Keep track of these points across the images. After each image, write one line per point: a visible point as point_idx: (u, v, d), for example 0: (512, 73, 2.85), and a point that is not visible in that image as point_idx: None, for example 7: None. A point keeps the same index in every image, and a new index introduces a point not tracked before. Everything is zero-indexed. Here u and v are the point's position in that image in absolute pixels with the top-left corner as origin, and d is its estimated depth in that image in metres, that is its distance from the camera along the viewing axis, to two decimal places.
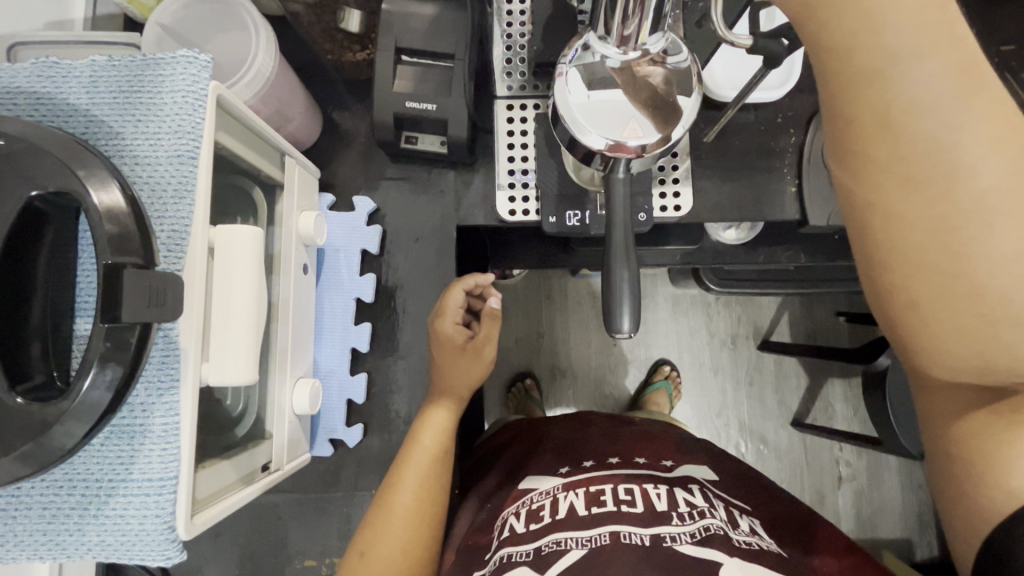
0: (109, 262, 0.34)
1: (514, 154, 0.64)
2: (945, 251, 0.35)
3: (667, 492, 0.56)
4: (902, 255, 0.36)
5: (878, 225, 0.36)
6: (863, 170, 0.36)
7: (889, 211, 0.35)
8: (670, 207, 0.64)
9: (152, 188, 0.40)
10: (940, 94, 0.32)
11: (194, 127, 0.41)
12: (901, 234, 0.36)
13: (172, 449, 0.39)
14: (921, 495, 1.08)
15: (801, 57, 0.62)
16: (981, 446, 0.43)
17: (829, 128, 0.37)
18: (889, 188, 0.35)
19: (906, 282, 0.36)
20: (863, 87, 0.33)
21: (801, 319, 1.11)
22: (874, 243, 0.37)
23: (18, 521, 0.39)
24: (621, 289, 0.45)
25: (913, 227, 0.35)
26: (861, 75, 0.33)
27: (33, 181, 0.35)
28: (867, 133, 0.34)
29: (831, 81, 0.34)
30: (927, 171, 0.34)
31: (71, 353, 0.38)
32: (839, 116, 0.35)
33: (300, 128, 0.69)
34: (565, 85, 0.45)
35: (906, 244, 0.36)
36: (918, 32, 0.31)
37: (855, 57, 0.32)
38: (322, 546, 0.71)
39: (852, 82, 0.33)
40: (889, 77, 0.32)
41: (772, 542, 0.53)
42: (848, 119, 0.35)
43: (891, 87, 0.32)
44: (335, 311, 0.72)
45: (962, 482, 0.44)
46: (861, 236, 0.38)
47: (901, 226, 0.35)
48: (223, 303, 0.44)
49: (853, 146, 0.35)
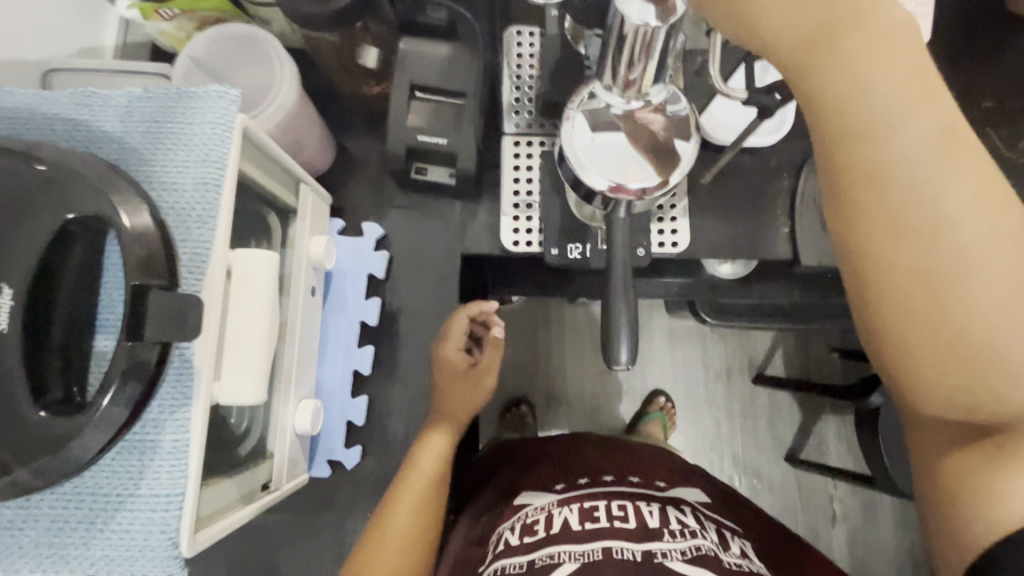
0: (136, 284, 0.36)
1: (519, 187, 0.67)
2: (934, 298, 0.36)
3: (659, 509, 0.56)
4: (891, 301, 0.37)
5: (866, 273, 0.38)
6: (851, 221, 0.37)
7: (883, 260, 0.37)
8: (668, 244, 0.66)
9: (177, 213, 0.43)
10: (924, 152, 0.35)
11: (220, 157, 0.44)
12: (892, 284, 0.37)
13: (180, 465, 0.40)
14: (913, 535, 1.08)
15: (793, 107, 0.65)
16: (970, 489, 0.44)
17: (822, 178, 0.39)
18: (879, 239, 0.36)
19: (900, 328, 0.38)
20: (853, 141, 0.35)
21: (795, 354, 1.13)
22: (865, 289, 0.38)
23: (24, 532, 0.40)
24: (619, 323, 0.47)
25: (902, 275, 0.36)
26: (854, 130, 0.35)
27: (69, 206, 0.37)
28: (858, 185, 0.36)
29: (822, 134, 0.36)
30: (914, 222, 0.35)
31: (90, 370, 0.40)
32: (831, 167, 0.37)
33: (314, 155, 0.72)
34: (571, 128, 0.48)
35: (894, 291, 0.37)
36: (898, 94, 0.34)
37: (846, 114, 0.35)
38: (314, 569, 0.71)
39: (844, 135, 0.35)
40: (876, 131, 0.35)
41: (760, 565, 0.53)
42: (839, 170, 0.37)
43: (879, 143, 0.35)
44: (339, 333, 0.73)
45: (952, 522, 0.45)
46: (851, 282, 0.39)
47: (891, 272, 0.37)
48: (236, 322, 0.45)
49: (843, 199, 0.37)
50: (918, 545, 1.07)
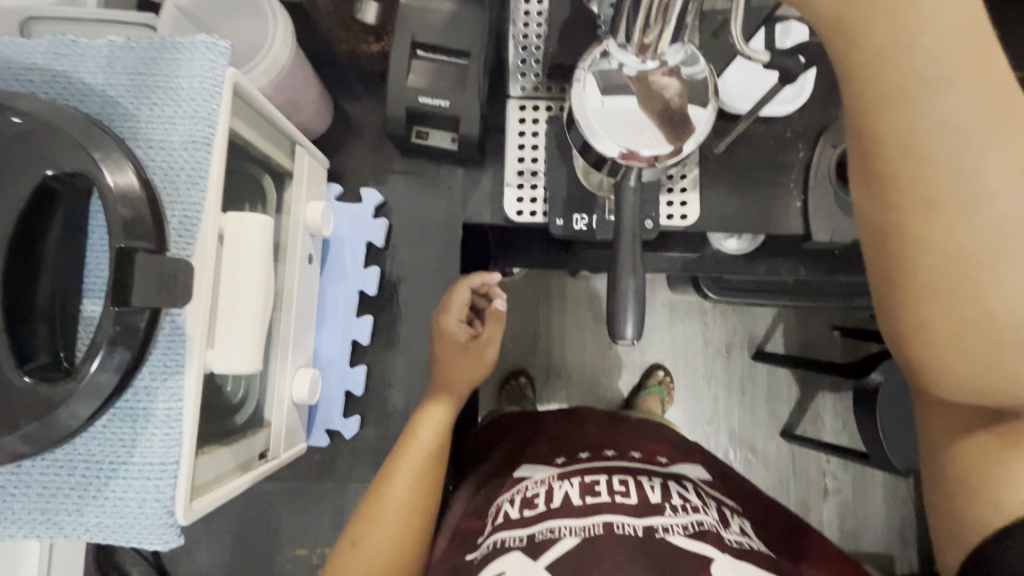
0: (121, 246, 0.34)
1: (523, 154, 0.65)
2: (961, 277, 0.34)
3: (661, 485, 0.56)
4: (916, 280, 0.36)
5: (894, 247, 0.36)
6: (882, 192, 0.35)
7: (911, 237, 0.35)
8: (677, 215, 0.65)
9: (166, 173, 0.41)
10: (968, 121, 0.32)
11: (209, 114, 0.41)
12: (918, 263, 0.35)
13: (173, 434, 0.39)
14: (904, 510, 1.09)
15: (813, 74, 0.62)
16: (978, 472, 0.43)
17: (853, 145, 0.36)
18: (909, 213, 0.35)
19: (919, 309, 0.36)
20: (891, 108, 0.33)
21: (796, 331, 1.12)
22: (891, 266, 0.37)
23: (16, 499, 0.39)
24: (626, 297, 0.45)
25: (931, 252, 0.35)
26: (892, 96, 0.32)
27: (50, 162, 0.34)
28: (891, 156, 0.34)
29: (858, 99, 0.34)
30: (947, 198, 0.33)
31: (78, 336, 0.38)
32: (865, 134, 0.35)
33: (311, 117, 0.69)
34: (582, 90, 0.45)
35: (920, 269, 0.35)
36: (948, 56, 0.31)
37: (887, 77, 0.32)
38: (314, 535, 0.72)
39: (882, 99, 0.33)
40: (916, 99, 0.32)
41: (761, 543, 0.53)
42: (873, 137, 0.34)
43: (919, 111, 0.32)
44: (338, 303, 0.72)
45: (956, 504, 0.44)
46: (877, 258, 0.38)
47: (920, 249, 0.35)
48: (230, 288, 0.44)
49: (875, 167, 0.35)
50: (908, 520, 1.08)
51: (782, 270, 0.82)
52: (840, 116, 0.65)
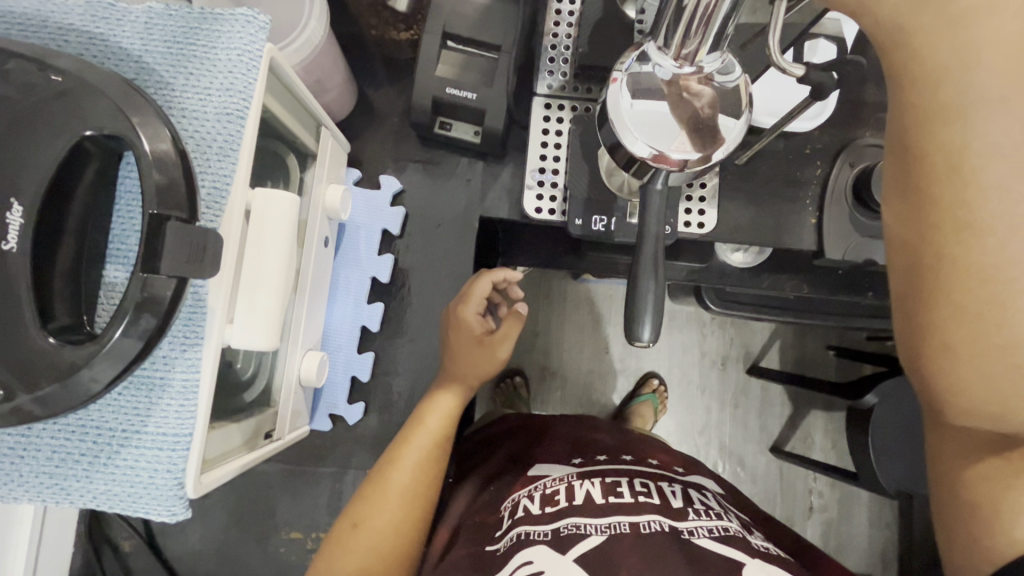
0: (153, 213, 0.34)
1: (546, 152, 0.63)
2: (994, 302, 0.37)
3: (681, 490, 0.57)
4: (948, 300, 0.39)
5: (926, 264, 0.40)
6: (922, 208, 0.39)
7: (947, 252, 0.38)
8: (694, 223, 0.64)
9: (198, 143, 0.40)
10: (1012, 150, 0.36)
11: (245, 88, 0.41)
12: (951, 279, 0.38)
13: (189, 406, 0.39)
14: (885, 532, 1.10)
15: (835, 93, 0.63)
16: (993, 500, 0.43)
17: (896, 160, 0.40)
18: (947, 231, 0.38)
19: (947, 327, 0.39)
20: (941, 122, 0.37)
21: (792, 349, 1.13)
22: (922, 283, 0.40)
23: (24, 462, 0.38)
24: (645, 298, 0.45)
25: (967, 274, 0.38)
26: (944, 111, 0.37)
27: (85, 121, 0.34)
28: (934, 173, 0.38)
29: (909, 113, 0.38)
30: (986, 220, 0.37)
31: (100, 301, 0.39)
32: (911, 148, 0.39)
33: (336, 100, 0.70)
34: (618, 90, 0.45)
35: (951, 289, 0.38)
36: (1004, 83, 0.35)
37: (942, 90, 0.36)
38: (310, 519, 0.73)
39: (931, 115, 0.37)
40: (967, 119, 0.36)
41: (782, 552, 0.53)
42: (919, 153, 0.38)
43: (968, 130, 0.36)
44: (349, 288, 0.72)
45: (967, 533, 0.45)
46: (909, 274, 0.41)
47: (954, 267, 0.38)
48: (254, 263, 0.44)
49: (918, 182, 0.39)
50: (890, 542, 1.09)
51: (786, 286, 0.83)
52: (861, 135, 0.65)
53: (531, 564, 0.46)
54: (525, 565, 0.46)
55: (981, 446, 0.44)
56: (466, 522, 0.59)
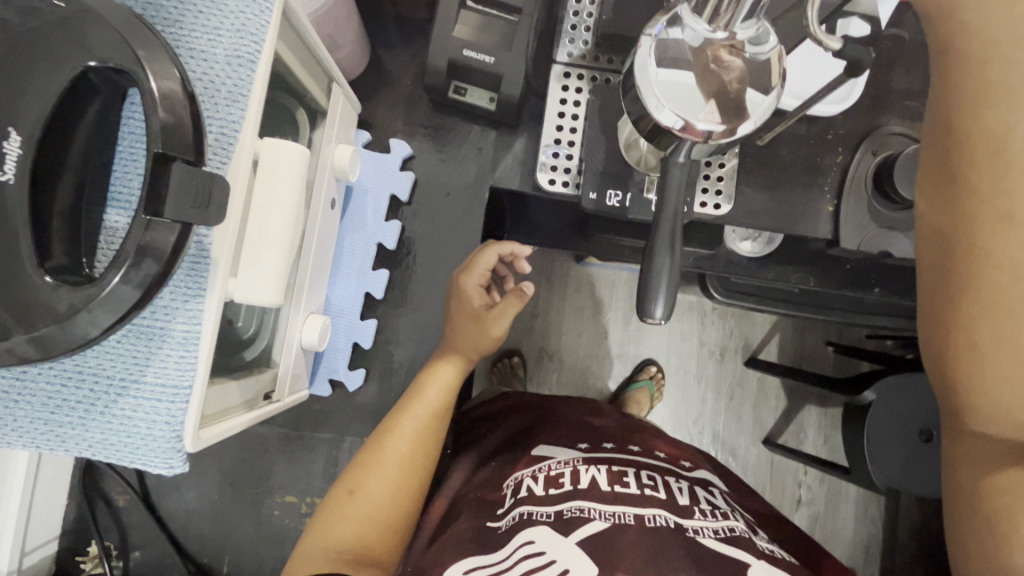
0: (158, 152, 0.32)
1: (562, 123, 0.60)
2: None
3: (688, 488, 0.56)
4: (977, 296, 0.38)
5: (959, 258, 0.39)
6: (958, 196, 0.39)
7: (984, 244, 0.37)
8: (710, 204, 0.59)
9: (206, 85, 0.38)
10: None
11: (257, 30, 0.39)
12: (988, 273, 0.37)
13: (189, 358, 0.38)
14: (871, 529, 1.09)
15: (864, 80, 0.59)
16: (1009, 510, 0.42)
17: (936, 145, 0.40)
18: (984, 222, 0.37)
19: (974, 323, 0.39)
20: (987, 104, 0.37)
21: (791, 342, 1.12)
22: (952, 277, 0.39)
23: (19, 406, 0.37)
24: (660, 276, 0.43)
25: (1000, 268, 0.37)
26: (989, 93, 0.37)
27: (91, 52, 0.32)
28: (975, 160, 0.38)
29: (954, 97, 0.38)
30: None
31: (99, 246, 0.36)
32: (953, 133, 0.39)
33: (349, 58, 0.68)
34: (646, 56, 0.41)
35: (984, 283, 0.38)
36: None
37: (988, 72, 0.37)
38: (305, 484, 0.73)
39: (976, 98, 0.37)
40: (1013, 104, 0.36)
41: (786, 554, 0.52)
42: (962, 137, 0.38)
43: (1013, 114, 0.36)
44: (354, 252, 0.70)
45: (981, 539, 0.44)
46: (942, 268, 0.40)
47: (988, 259, 0.37)
48: (260, 220, 0.42)
49: (957, 170, 0.39)
50: (875, 538, 1.09)
51: (793, 277, 0.81)
52: (884, 123, 0.60)
53: (533, 544, 0.46)
54: (526, 545, 0.46)
55: (1007, 459, 0.43)
56: (465, 497, 0.59)
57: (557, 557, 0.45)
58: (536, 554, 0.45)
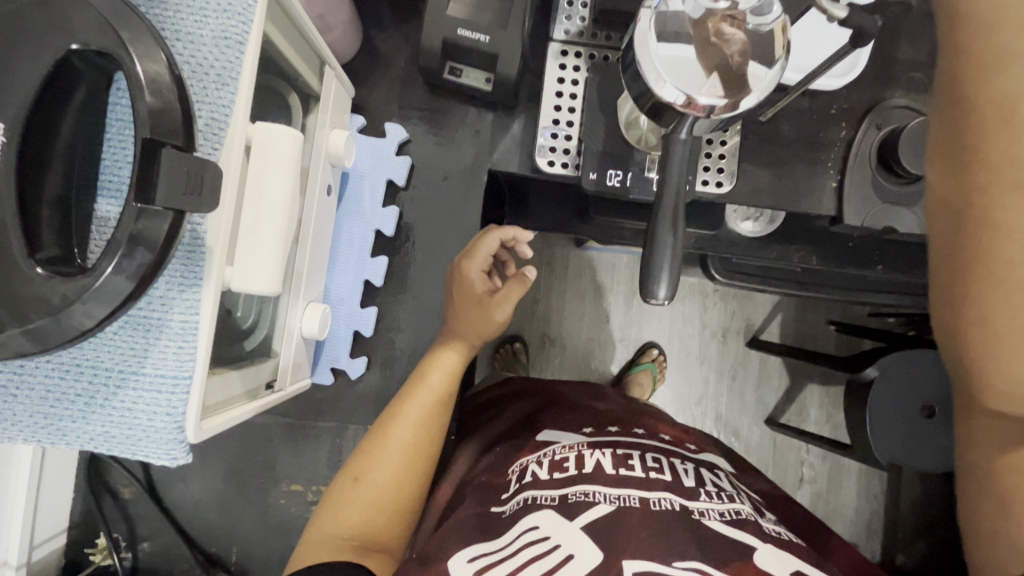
0: (146, 138, 0.31)
1: (561, 103, 0.59)
2: None
3: (694, 470, 0.56)
4: (988, 270, 0.37)
5: (970, 231, 0.38)
6: (967, 166, 0.38)
7: (995, 216, 0.37)
8: (711, 182, 0.58)
9: (194, 68, 0.37)
10: None
11: (244, 10, 0.38)
12: (998, 246, 0.37)
13: (188, 349, 0.37)
14: (875, 505, 1.10)
15: (869, 50, 0.57)
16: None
17: (945, 115, 0.39)
18: (994, 193, 0.36)
19: (983, 297, 0.38)
20: (993, 71, 0.36)
21: (793, 322, 1.12)
22: (961, 250, 0.39)
23: (18, 400, 0.37)
24: (663, 256, 0.42)
25: (1012, 240, 0.36)
26: (998, 58, 0.35)
27: (73, 35, 0.31)
28: (983, 127, 0.37)
29: (962, 63, 0.37)
30: None
31: (91, 236, 0.36)
32: (962, 102, 0.38)
33: (340, 40, 0.66)
34: (647, 29, 0.39)
35: (994, 256, 0.37)
36: None
37: (997, 36, 0.35)
38: (310, 473, 0.73)
39: (984, 63, 0.36)
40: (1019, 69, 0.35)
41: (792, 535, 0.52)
42: (970, 106, 0.37)
43: (1021, 79, 0.35)
44: (353, 239, 0.70)
45: (995, 507, 0.45)
46: (952, 242, 0.39)
47: (998, 232, 0.37)
48: (255, 207, 0.42)
49: (967, 140, 0.37)
50: (878, 514, 1.10)
51: (795, 256, 0.80)
52: (889, 95, 0.59)
53: (537, 529, 0.46)
54: (530, 530, 0.46)
55: (1018, 435, 0.43)
56: (471, 482, 0.59)
57: (562, 541, 0.45)
58: (540, 539, 0.45)
